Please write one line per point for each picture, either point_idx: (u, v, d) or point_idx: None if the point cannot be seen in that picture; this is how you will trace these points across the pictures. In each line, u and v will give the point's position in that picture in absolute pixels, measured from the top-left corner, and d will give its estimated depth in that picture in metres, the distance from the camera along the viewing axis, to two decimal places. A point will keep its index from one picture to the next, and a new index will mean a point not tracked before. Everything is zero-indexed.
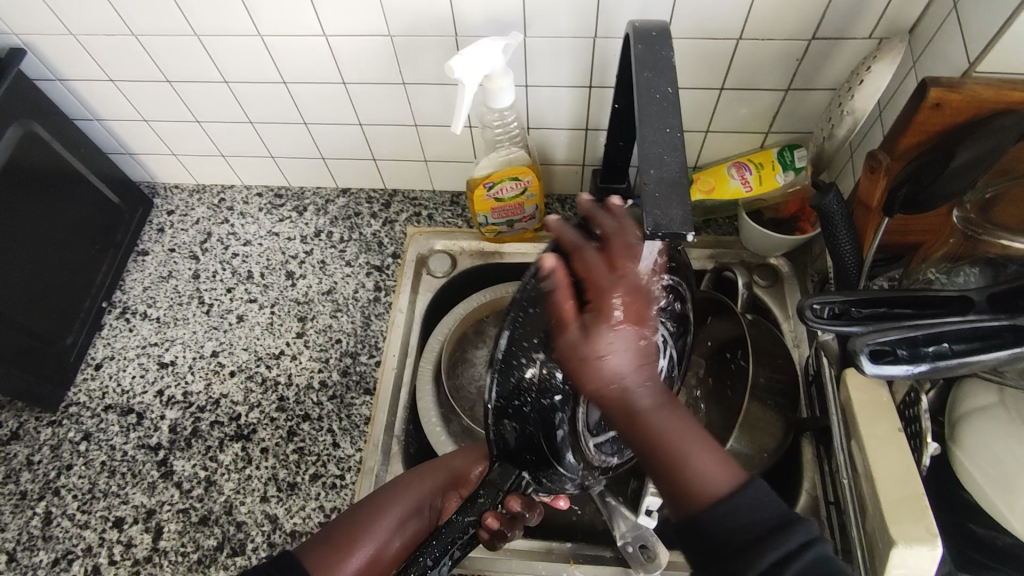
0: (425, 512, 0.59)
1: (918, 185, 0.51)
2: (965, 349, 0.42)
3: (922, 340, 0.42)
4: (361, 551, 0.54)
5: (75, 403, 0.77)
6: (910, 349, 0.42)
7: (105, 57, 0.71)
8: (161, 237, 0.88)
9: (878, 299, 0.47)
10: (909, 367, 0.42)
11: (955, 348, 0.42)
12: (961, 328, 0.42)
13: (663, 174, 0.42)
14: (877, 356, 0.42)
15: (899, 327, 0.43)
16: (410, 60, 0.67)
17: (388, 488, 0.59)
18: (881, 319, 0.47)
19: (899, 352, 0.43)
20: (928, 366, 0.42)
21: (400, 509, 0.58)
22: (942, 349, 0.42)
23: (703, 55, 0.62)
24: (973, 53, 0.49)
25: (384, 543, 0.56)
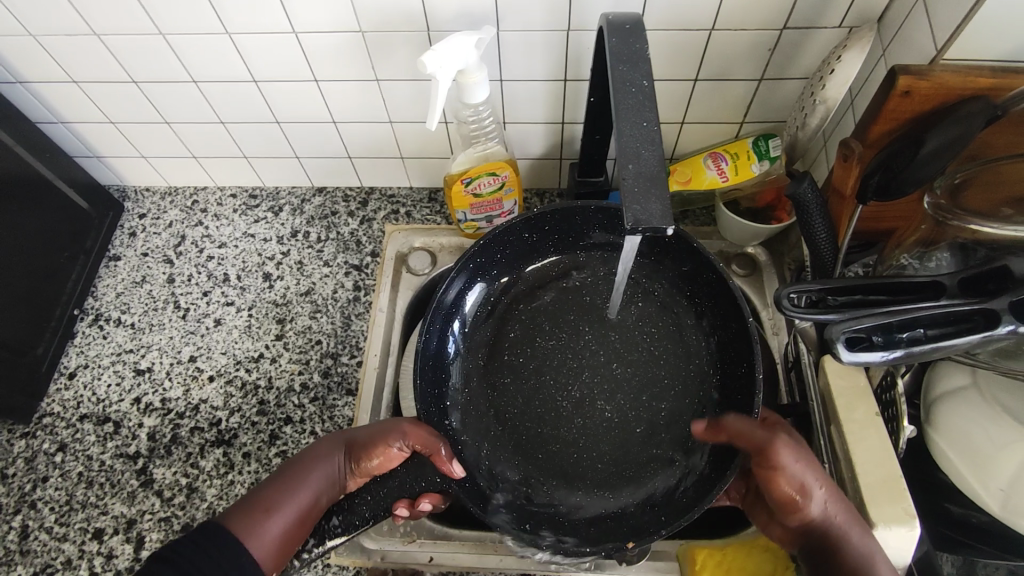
0: (338, 484, 0.54)
1: (890, 172, 0.51)
2: (939, 333, 0.43)
3: (897, 326, 0.43)
4: (283, 514, 0.48)
5: (49, 414, 0.75)
6: (885, 336, 0.43)
7: (67, 59, 0.69)
8: (133, 242, 0.87)
9: (854, 287, 0.48)
10: (883, 354, 0.43)
11: (930, 333, 0.43)
12: (935, 312, 0.43)
13: (641, 168, 0.42)
14: (853, 343, 0.44)
15: (875, 314, 0.44)
16: (382, 55, 0.66)
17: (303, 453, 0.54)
18: (857, 306, 0.47)
19: (875, 339, 0.44)
20: (902, 352, 0.43)
21: (320, 477, 0.53)
22: (916, 334, 0.43)
23: (677, 47, 0.62)
24: (941, 41, 0.49)
25: (315, 499, 0.51)
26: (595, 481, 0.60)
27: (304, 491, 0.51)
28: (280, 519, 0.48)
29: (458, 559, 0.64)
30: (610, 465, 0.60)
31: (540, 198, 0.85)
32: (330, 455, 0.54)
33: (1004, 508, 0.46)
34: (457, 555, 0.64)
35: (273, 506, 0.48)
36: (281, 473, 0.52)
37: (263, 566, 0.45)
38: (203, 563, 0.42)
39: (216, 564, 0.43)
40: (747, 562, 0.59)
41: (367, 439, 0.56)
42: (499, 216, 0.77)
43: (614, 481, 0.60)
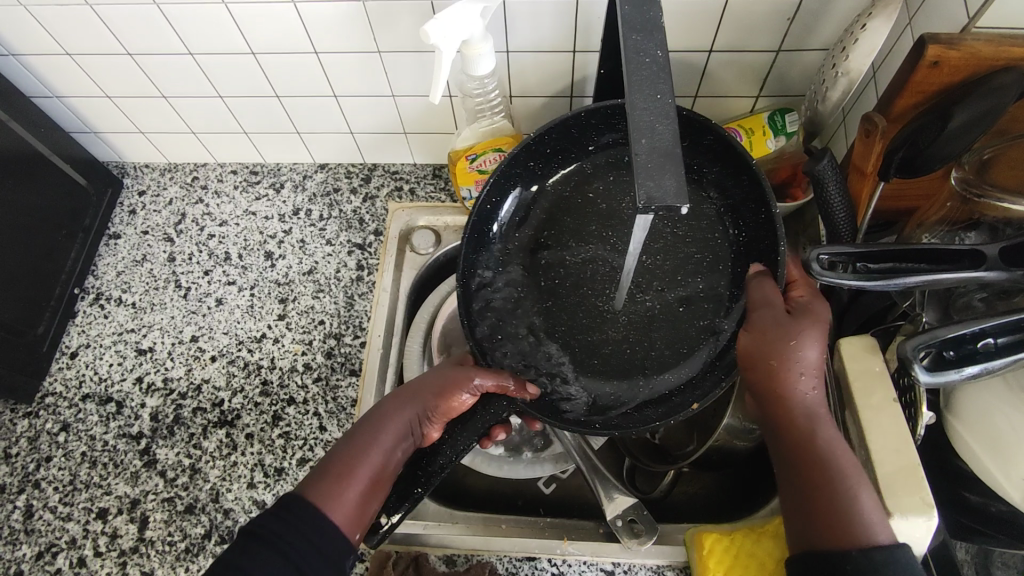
0: (411, 438, 0.53)
1: (916, 148, 0.49)
2: (1009, 342, 0.40)
3: (969, 337, 0.40)
4: (362, 478, 0.48)
5: (51, 393, 0.75)
6: (958, 349, 0.41)
7: (59, 29, 0.67)
8: (133, 220, 0.85)
9: (888, 253, 0.44)
10: (958, 371, 0.40)
11: (999, 342, 0.40)
12: (1004, 320, 0.40)
13: (655, 144, 0.40)
14: (931, 362, 0.40)
15: (948, 325, 0.41)
16: (384, 26, 0.63)
17: (373, 415, 0.52)
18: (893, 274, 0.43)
19: (946, 355, 0.41)
20: (980, 367, 0.40)
21: (394, 429, 0.52)
22: (988, 345, 0.40)
23: (691, 16, 0.60)
24: (973, 8, 0.47)
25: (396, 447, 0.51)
26: (655, 366, 0.56)
27: (378, 453, 0.50)
28: (359, 482, 0.48)
29: (463, 543, 0.63)
30: (664, 348, 0.56)
31: None
32: (386, 425, 0.52)
33: None
34: (462, 538, 0.63)
35: (352, 472, 0.48)
36: (361, 424, 0.52)
37: (343, 541, 0.45)
38: (302, 534, 0.43)
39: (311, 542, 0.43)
40: (755, 549, 0.57)
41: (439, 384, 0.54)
42: None
43: (671, 361, 0.56)
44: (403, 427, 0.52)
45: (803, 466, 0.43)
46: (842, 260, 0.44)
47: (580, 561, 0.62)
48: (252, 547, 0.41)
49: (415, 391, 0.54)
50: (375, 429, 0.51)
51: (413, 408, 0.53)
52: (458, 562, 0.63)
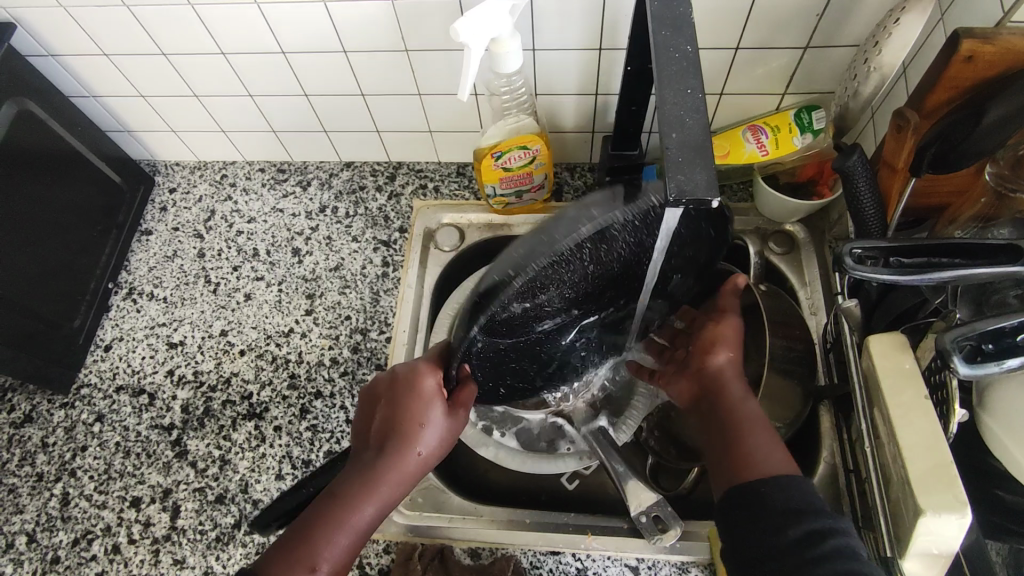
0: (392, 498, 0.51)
1: (948, 145, 0.49)
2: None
3: (1008, 330, 0.40)
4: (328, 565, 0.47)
5: (86, 385, 0.77)
6: (997, 343, 0.40)
7: (97, 30, 0.69)
8: (164, 216, 0.87)
9: (920, 248, 0.44)
10: (998, 364, 0.39)
11: None
12: None
13: (685, 138, 0.40)
14: (968, 355, 0.40)
15: (988, 319, 0.40)
16: (412, 24, 0.64)
17: (346, 483, 0.50)
18: (926, 268, 0.43)
19: (984, 348, 0.41)
20: (1020, 360, 0.39)
21: (371, 504, 0.49)
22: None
23: (718, 13, 0.60)
24: (1009, 2, 0.46)
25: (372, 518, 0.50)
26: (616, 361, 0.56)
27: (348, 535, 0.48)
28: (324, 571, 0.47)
29: (488, 536, 0.64)
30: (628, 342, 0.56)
31: (571, 172, 0.83)
32: (360, 499, 0.49)
33: None
34: (487, 531, 0.64)
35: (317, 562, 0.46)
36: (333, 496, 0.49)
37: None
38: None
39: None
40: None
41: (410, 438, 0.51)
42: (529, 191, 0.76)
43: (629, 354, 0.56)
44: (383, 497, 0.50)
45: (733, 427, 0.51)
46: (874, 255, 0.45)
47: (605, 556, 0.63)
48: None
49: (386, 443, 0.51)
50: (351, 505, 0.49)
51: (393, 473, 0.50)
52: (483, 555, 0.65)
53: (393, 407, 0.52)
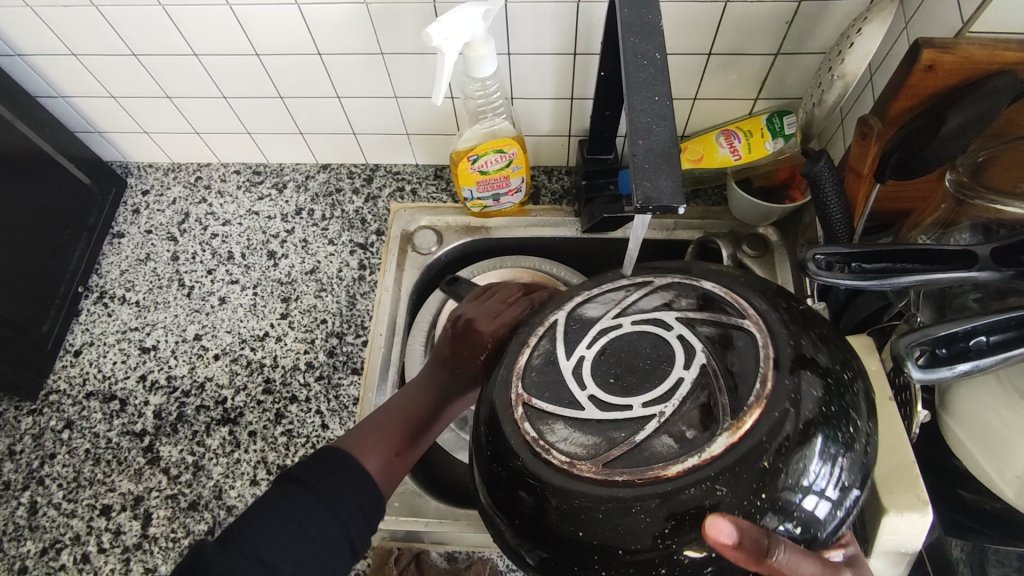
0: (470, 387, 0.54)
1: (910, 151, 0.50)
2: (1001, 340, 0.41)
3: (961, 335, 0.41)
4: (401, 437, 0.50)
5: (55, 391, 0.75)
6: (950, 347, 0.41)
7: (65, 31, 0.67)
8: (137, 219, 0.86)
9: (881, 254, 0.45)
10: (950, 368, 0.40)
11: (993, 340, 0.41)
12: (996, 318, 0.41)
13: (653, 145, 0.41)
14: (923, 359, 0.41)
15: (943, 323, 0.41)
16: (387, 27, 0.64)
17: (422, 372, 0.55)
18: (886, 273, 0.44)
19: (939, 352, 0.42)
20: (970, 364, 0.40)
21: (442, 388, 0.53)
22: (979, 341, 0.41)
23: (690, 19, 0.60)
24: (967, 13, 0.47)
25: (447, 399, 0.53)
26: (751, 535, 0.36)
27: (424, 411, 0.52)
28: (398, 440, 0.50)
29: (464, 538, 0.64)
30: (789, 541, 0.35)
31: (548, 175, 0.84)
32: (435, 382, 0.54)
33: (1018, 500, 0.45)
34: (464, 533, 0.64)
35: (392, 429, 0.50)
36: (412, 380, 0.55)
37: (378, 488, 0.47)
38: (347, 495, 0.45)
39: (349, 499, 0.45)
40: None
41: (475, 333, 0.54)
42: (506, 194, 0.76)
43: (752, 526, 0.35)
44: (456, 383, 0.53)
45: None
46: (837, 262, 0.45)
47: None
48: (295, 490, 0.44)
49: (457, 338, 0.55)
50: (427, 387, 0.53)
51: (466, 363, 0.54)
52: (459, 558, 0.65)
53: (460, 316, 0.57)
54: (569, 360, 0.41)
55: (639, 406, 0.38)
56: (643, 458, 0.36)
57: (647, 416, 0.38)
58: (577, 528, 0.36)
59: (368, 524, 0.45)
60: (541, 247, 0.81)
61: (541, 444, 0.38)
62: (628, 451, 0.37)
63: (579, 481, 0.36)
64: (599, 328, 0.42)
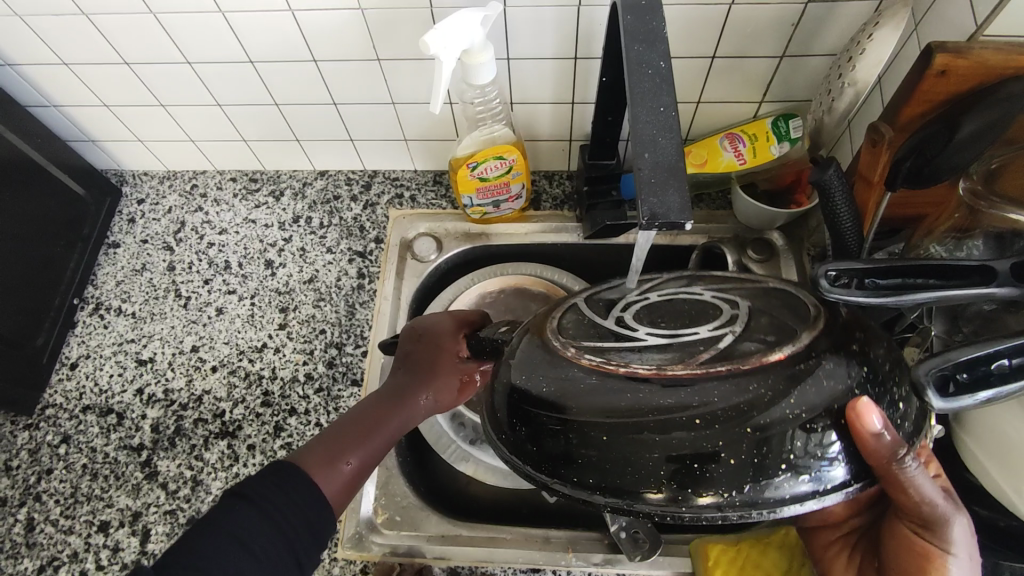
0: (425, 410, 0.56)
1: (923, 158, 0.49)
2: None
3: (984, 359, 0.39)
4: (354, 455, 0.49)
5: (51, 405, 0.74)
6: (971, 373, 0.38)
7: (56, 40, 0.66)
8: (132, 228, 0.85)
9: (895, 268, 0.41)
10: (973, 397, 0.37)
11: (1015, 362, 0.39)
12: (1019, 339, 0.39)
13: (658, 159, 0.40)
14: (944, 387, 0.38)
15: (965, 346, 0.39)
16: (382, 33, 0.63)
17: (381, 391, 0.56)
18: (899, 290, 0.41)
19: (958, 378, 0.38)
20: (992, 390, 0.37)
21: (401, 407, 0.54)
22: (1003, 365, 0.39)
23: (694, 22, 0.59)
24: (981, 17, 0.46)
25: (403, 419, 0.54)
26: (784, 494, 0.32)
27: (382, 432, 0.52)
28: (352, 455, 0.49)
29: (467, 553, 0.63)
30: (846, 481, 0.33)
31: (549, 180, 0.82)
32: (393, 399, 0.55)
33: None
34: (467, 548, 0.63)
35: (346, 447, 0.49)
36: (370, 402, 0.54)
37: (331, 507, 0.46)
38: (287, 506, 0.43)
39: (292, 513, 0.43)
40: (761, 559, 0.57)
41: (431, 346, 0.58)
42: (507, 201, 0.74)
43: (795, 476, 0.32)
44: (412, 404, 0.55)
45: None
46: (847, 277, 0.41)
47: (586, 571, 0.62)
48: (240, 509, 0.42)
49: (418, 351, 0.59)
50: (385, 409, 0.54)
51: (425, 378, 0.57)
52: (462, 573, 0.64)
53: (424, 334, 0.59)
54: (610, 320, 0.39)
55: (704, 329, 0.35)
56: (734, 356, 0.33)
57: (716, 335, 0.35)
58: (610, 471, 0.34)
59: (317, 544, 0.43)
60: (542, 253, 0.80)
61: (614, 362, 0.35)
62: (718, 357, 0.33)
63: (670, 382, 0.33)
64: (624, 302, 0.40)
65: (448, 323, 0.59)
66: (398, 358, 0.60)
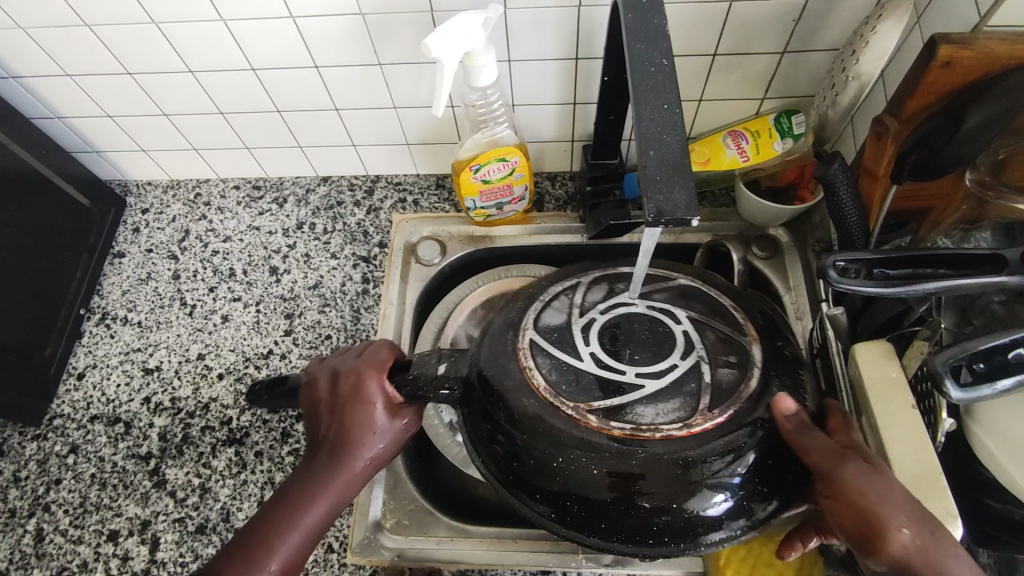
0: (357, 479, 0.51)
1: (928, 151, 0.48)
2: None
3: (999, 349, 0.39)
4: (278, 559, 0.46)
5: (59, 415, 0.74)
6: (990, 362, 0.40)
7: (59, 52, 0.67)
8: (137, 238, 0.85)
9: (905, 260, 0.43)
10: (990, 385, 0.39)
11: None
12: None
13: (663, 155, 0.39)
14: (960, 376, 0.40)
15: (981, 336, 0.40)
16: (383, 38, 0.63)
17: (302, 472, 0.50)
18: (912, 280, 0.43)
19: (977, 367, 0.40)
20: (1012, 380, 0.39)
21: (327, 487, 0.49)
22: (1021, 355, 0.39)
23: (695, 20, 0.59)
24: (985, 7, 0.46)
25: (332, 500, 0.49)
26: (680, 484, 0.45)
27: (309, 521, 0.48)
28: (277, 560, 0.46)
29: (476, 556, 0.62)
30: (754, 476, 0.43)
31: (552, 181, 0.82)
32: (317, 479, 0.49)
33: None
34: (476, 551, 0.63)
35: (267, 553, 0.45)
36: (290, 488, 0.49)
37: None
38: None
39: None
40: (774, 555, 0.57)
41: (348, 402, 0.52)
42: (510, 203, 0.74)
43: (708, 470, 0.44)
44: (339, 481, 0.50)
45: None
46: (857, 267, 0.44)
47: (596, 573, 0.62)
48: None
49: (338, 412, 0.52)
50: (308, 494, 0.48)
51: (350, 445, 0.51)
52: None
53: (340, 389, 0.52)
54: (589, 361, 0.45)
55: (681, 362, 0.45)
56: (726, 393, 0.43)
57: (692, 363, 0.44)
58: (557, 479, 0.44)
59: None
60: (546, 255, 0.80)
61: (647, 429, 0.42)
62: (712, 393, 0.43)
63: (679, 443, 0.42)
64: (579, 328, 0.47)
65: (366, 373, 0.52)
66: (314, 420, 0.53)
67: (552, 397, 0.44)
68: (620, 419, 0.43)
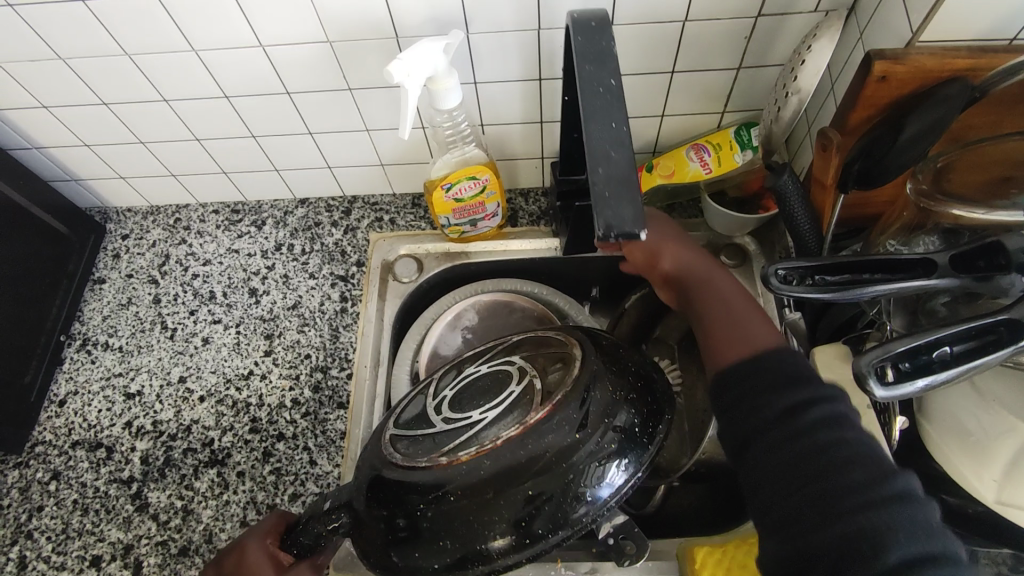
0: None
1: (871, 160, 0.51)
2: (964, 350, 0.41)
3: (924, 348, 0.41)
4: None
5: (41, 442, 0.75)
6: (913, 362, 0.41)
7: (35, 85, 0.68)
8: (117, 264, 0.86)
9: (841, 266, 0.46)
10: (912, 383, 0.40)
11: (957, 350, 0.41)
12: (959, 329, 0.41)
13: (612, 173, 0.42)
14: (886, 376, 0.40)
15: (902, 338, 0.41)
16: (352, 64, 0.65)
17: None
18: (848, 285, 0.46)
19: (902, 367, 0.41)
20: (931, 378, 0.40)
21: None
22: (943, 354, 0.41)
23: (650, 40, 0.61)
24: (916, 23, 0.48)
25: None
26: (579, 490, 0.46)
27: None
28: None
29: None
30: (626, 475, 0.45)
31: (525, 197, 0.84)
32: None
33: (997, 499, 0.46)
34: None
35: None
36: None
37: None
38: None
39: None
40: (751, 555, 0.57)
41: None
42: (483, 220, 0.76)
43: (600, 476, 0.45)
44: None
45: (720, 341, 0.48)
46: (797, 274, 0.47)
47: None
48: None
49: None
50: None
51: None
52: None
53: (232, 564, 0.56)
54: (440, 424, 0.48)
55: (514, 385, 0.48)
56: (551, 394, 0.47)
57: (520, 382, 0.48)
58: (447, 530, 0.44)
59: None
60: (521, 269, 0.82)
61: (489, 443, 0.45)
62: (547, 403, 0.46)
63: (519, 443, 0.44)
64: (429, 409, 0.51)
65: (250, 541, 0.56)
66: None
67: (408, 462, 0.47)
68: (463, 450, 0.45)
